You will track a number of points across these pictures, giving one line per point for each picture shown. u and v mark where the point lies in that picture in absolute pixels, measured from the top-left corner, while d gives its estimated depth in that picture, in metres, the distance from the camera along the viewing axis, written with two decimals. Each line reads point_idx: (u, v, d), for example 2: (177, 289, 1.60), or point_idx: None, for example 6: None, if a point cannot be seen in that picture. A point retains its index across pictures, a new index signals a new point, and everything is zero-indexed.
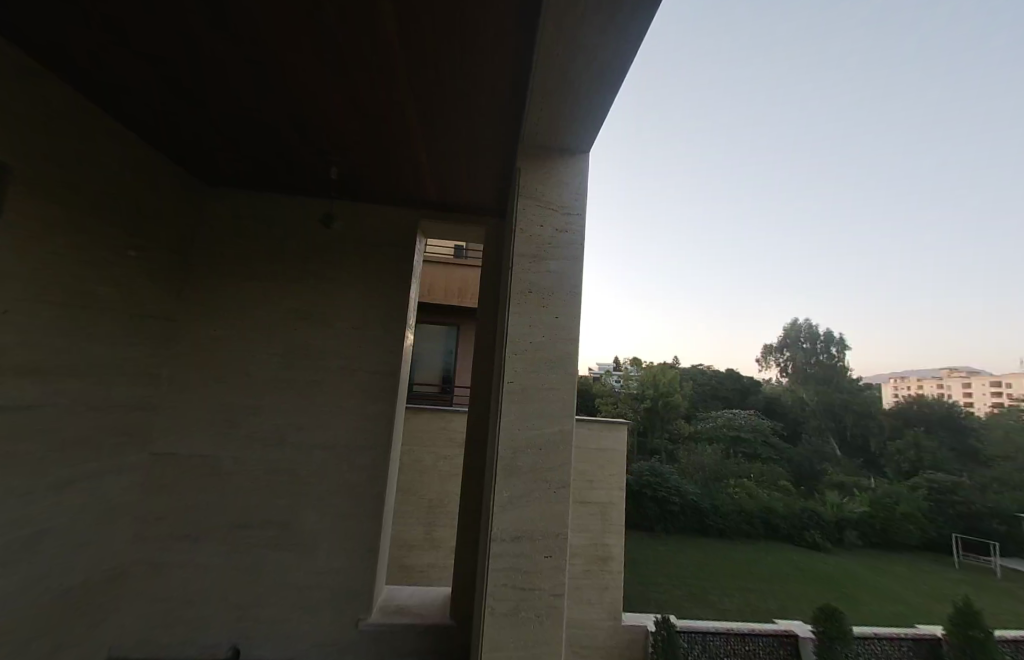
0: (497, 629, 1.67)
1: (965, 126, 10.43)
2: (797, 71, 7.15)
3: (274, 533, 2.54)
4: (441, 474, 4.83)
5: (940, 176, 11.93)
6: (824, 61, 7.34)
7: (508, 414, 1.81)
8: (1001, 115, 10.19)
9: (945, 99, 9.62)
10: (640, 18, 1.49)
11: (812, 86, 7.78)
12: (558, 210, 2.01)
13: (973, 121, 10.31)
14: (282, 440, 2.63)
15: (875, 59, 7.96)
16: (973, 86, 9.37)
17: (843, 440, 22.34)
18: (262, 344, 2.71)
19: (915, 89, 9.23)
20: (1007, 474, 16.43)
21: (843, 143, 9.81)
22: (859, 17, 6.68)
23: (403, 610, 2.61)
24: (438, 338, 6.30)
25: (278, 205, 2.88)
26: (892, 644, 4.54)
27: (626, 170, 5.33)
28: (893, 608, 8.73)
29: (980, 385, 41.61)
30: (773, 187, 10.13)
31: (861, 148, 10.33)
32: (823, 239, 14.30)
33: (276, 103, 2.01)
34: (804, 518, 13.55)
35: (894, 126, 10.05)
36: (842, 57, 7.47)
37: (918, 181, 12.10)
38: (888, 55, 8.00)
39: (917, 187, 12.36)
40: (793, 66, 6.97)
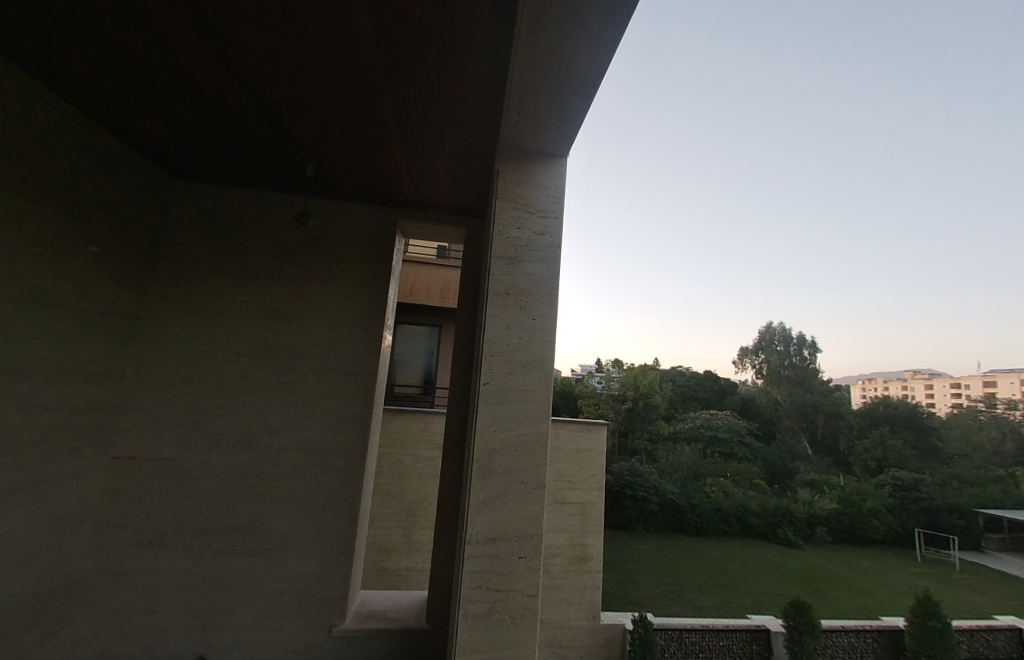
0: (470, 632, 1.67)
1: (930, 134, 10.82)
2: (770, 73, 7.29)
3: (243, 539, 2.47)
4: (420, 476, 4.77)
5: (906, 181, 12.38)
6: (795, 66, 7.53)
7: (483, 415, 1.81)
8: (962, 123, 10.62)
9: (911, 107, 9.96)
10: (613, 25, 1.52)
11: (785, 88, 7.97)
12: (534, 212, 2.02)
13: (936, 129, 10.73)
14: (251, 441, 2.56)
15: (845, 65, 8.18)
16: (937, 92, 9.74)
17: (815, 440, 23.12)
18: (233, 344, 2.64)
19: (883, 98, 9.53)
20: (964, 471, 17.26)
21: (813, 149, 10.09)
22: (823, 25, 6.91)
23: (377, 614, 2.56)
24: (419, 338, 6.23)
25: (251, 201, 2.81)
26: (857, 636, 4.67)
27: (600, 171, 5.40)
28: (859, 601, 9.06)
29: (942, 386, 44.04)
30: (744, 191, 10.45)
31: (834, 156, 10.63)
32: (797, 243, 14.72)
33: (248, 97, 1.97)
34: (777, 515, 13.91)
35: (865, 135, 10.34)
36: (815, 61, 7.65)
37: (885, 188, 12.55)
38: (857, 61, 8.24)
39: (884, 194, 12.81)
40: (760, 74, 7.19)
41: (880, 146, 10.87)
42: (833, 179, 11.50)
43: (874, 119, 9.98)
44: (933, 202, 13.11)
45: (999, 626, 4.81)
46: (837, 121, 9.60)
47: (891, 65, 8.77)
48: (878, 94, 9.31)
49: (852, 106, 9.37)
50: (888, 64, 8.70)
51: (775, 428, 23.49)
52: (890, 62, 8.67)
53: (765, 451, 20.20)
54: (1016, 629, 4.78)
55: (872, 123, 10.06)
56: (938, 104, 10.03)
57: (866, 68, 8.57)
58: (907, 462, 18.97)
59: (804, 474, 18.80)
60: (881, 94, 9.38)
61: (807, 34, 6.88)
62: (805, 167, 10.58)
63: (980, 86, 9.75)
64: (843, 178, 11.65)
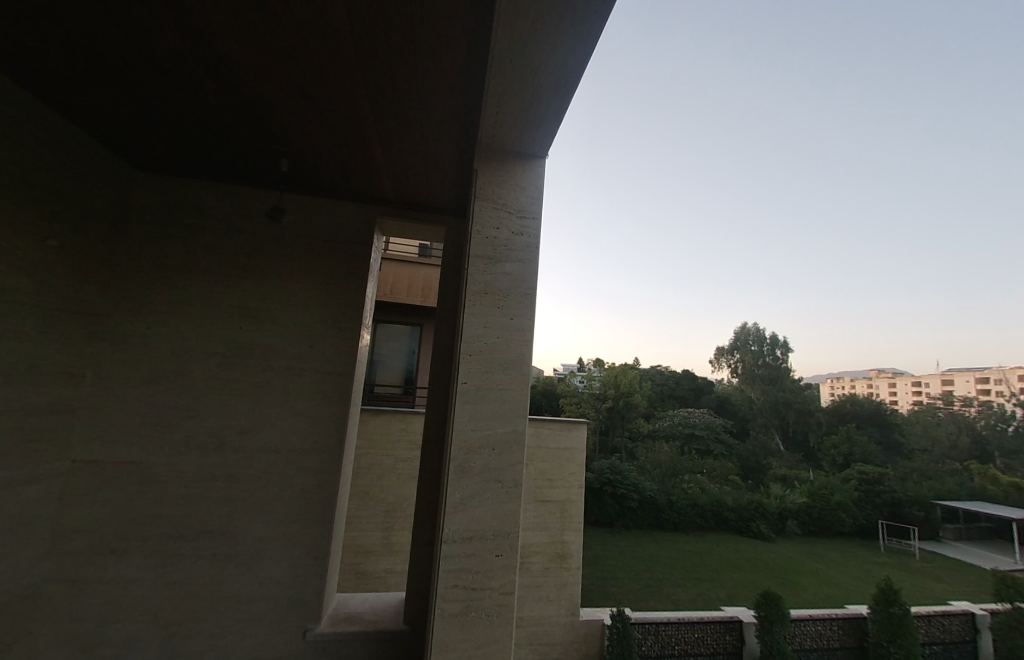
0: (446, 630, 1.67)
1: (899, 148, 11.19)
2: (743, 75, 7.47)
3: (213, 544, 2.40)
4: (399, 477, 4.71)
5: (875, 189, 12.82)
6: (768, 71, 7.73)
7: (461, 415, 1.80)
8: (928, 138, 11.03)
9: (882, 120, 10.28)
10: (590, 26, 1.54)
11: (759, 93, 8.17)
12: (512, 212, 2.02)
13: (905, 143, 11.09)
14: (222, 443, 2.49)
15: (818, 71, 8.41)
16: (906, 107, 10.09)
17: (786, 436, 23.88)
18: (202, 343, 2.56)
19: (856, 110, 9.81)
20: (925, 465, 18.10)
21: (787, 153, 10.32)
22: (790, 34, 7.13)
23: (353, 617, 2.52)
24: (399, 338, 6.16)
25: (222, 196, 2.73)
26: (825, 624, 4.82)
27: (575, 171, 5.47)
28: (826, 591, 9.39)
29: (904, 384, 46.07)
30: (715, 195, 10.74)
31: (808, 162, 10.89)
32: (771, 244, 15.16)
33: (220, 89, 1.93)
34: (751, 509, 14.29)
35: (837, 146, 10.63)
36: (785, 67, 7.88)
37: (856, 196, 12.96)
38: (830, 69, 8.49)
39: (855, 202, 13.23)
40: (730, 80, 7.39)
41: (852, 157, 11.19)
42: (806, 185, 11.81)
43: (849, 131, 10.22)
44: (896, 209, 13.69)
45: (956, 611, 4.95)
46: (813, 130, 9.84)
47: (863, 78, 9.05)
48: (851, 104, 9.59)
49: (826, 116, 9.60)
50: (859, 77, 8.99)
51: (749, 425, 24.14)
52: (861, 75, 8.96)
53: (740, 447, 20.75)
54: (970, 615, 4.94)
55: (845, 134, 10.34)
56: (906, 117, 10.37)
57: (839, 78, 8.82)
58: (871, 457, 19.79)
59: (776, 469, 19.39)
60: (854, 106, 9.65)
61: (779, 40, 7.08)
62: (776, 171, 10.93)
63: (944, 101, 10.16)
64: (816, 185, 11.98)
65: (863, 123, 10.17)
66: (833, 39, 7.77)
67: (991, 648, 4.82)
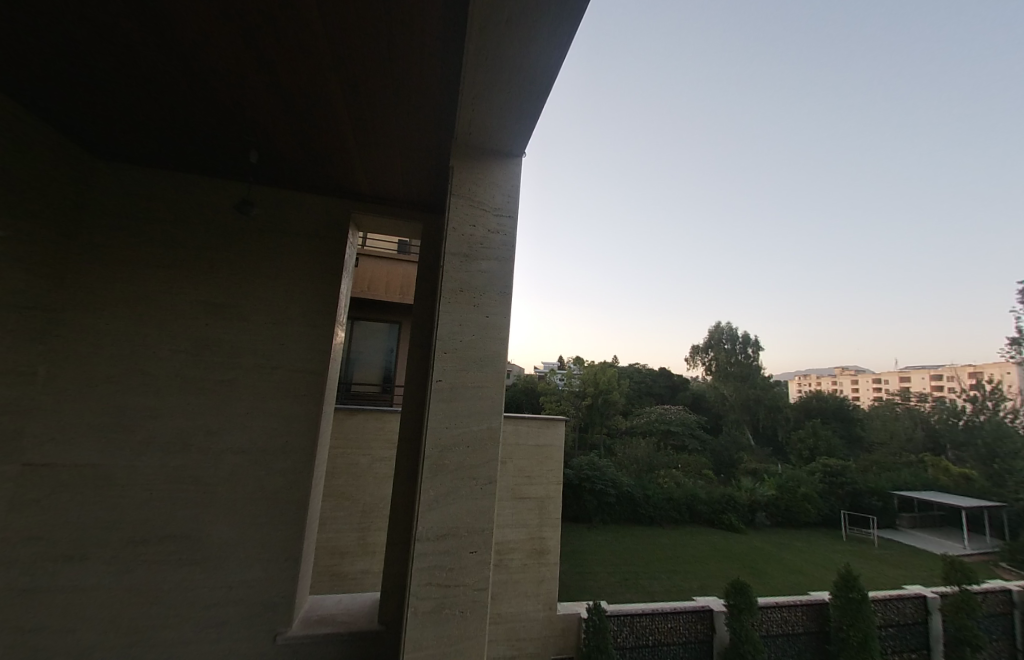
0: (419, 629, 1.66)
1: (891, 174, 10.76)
2: (728, 76, 7.30)
3: (178, 548, 2.32)
4: (376, 476, 4.63)
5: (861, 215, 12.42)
6: (752, 79, 7.61)
7: (435, 412, 1.80)
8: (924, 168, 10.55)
9: (880, 144, 9.81)
10: (564, 26, 1.57)
11: (743, 99, 8.00)
12: (488, 210, 2.02)
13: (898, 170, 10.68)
14: (187, 444, 2.41)
15: (810, 82, 8.11)
16: (905, 132, 9.59)
17: (756, 431, 24.67)
18: (165, 340, 2.46)
19: (851, 128, 9.35)
20: (884, 459, 19.06)
21: (773, 163, 10.10)
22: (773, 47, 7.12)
23: (326, 618, 2.47)
24: (377, 336, 6.05)
25: (188, 188, 2.63)
26: (791, 611, 4.84)
27: (548, 166, 5.49)
28: (792, 579, 9.77)
29: (866, 380, 48.35)
30: (696, 205, 10.88)
31: (796, 177, 10.58)
32: (752, 256, 15.03)
33: (186, 77, 1.87)
34: (723, 502, 14.68)
35: (826, 164, 10.28)
36: (767, 85, 7.92)
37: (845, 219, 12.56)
38: (826, 79, 8.12)
39: (843, 226, 12.91)
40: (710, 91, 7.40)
41: (843, 176, 10.82)
42: (792, 199, 11.51)
43: (843, 148, 9.81)
44: (882, 240, 13.36)
45: (909, 595, 4.97)
46: (802, 143, 9.55)
47: (860, 96, 8.65)
48: (846, 123, 9.17)
49: (818, 130, 9.22)
50: (856, 93, 8.58)
51: (722, 421, 24.83)
52: (857, 94, 8.59)
53: (713, 443, 21.32)
54: (922, 597, 4.95)
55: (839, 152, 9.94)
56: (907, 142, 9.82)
57: (834, 93, 8.43)
58: (835, 450, 20.70)
59: (747, 463, 20.02)
60: (848, 125, 9.23)
61: (764, 44, 6.96)
62: (760, 182, 10.72)
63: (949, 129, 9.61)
64: (804, 202, 11.67)
65: (857, 144, 9.76)
66: (824, 51, 7.54)
67: (940, 629, 4.84)
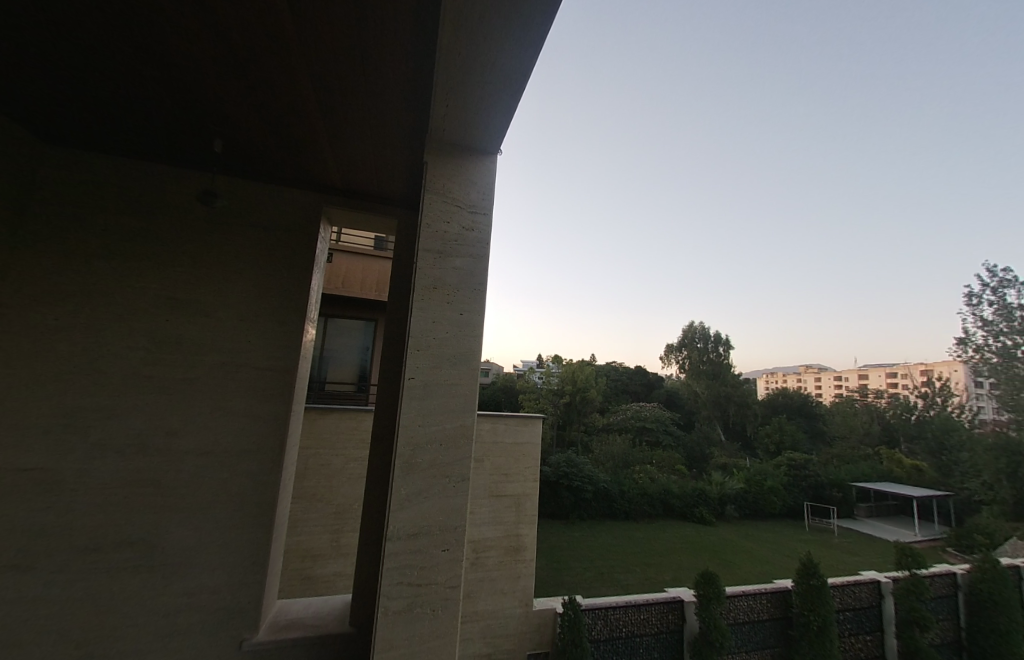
0: (390, 629, 1.64)
1: (886, 197, 10.46)
2: (713, 83, 7.15)
3: (135, 555, 2.22)
4: (349, 477, 4.48)
5: (852, 237, 12.00)
6: (740, 93, 7.49)
7: (407, 409, 1.78)
8: (922, 190, 10.19)
9: (881, 160, 9.38)
10: (537, 23, 1.57)
11: (733, 107, 7.75)
12: (463, 207, 2.01)
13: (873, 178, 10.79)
14: (146, 445, 2.31)
15: (805, 102, 7.93)
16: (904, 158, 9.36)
17: (727, 427, 25.41)
18: (121, 336, 2.34)
19: (856, 146, 8.90)
20: (844, 452, 19.99)
21: (763, 178, 9.81)
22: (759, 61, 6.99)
23: (296, 622, 2.40)
24: (351, 333, 5.91)
25: (146, 177, 2.51)
26: (756, 599, 4.99)
27: (520, 156, 5.51)
28: (760, 568, 10.13)
29: (828, 379, 50.57)
30: (678, 215, 10.90)
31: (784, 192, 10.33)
32: (732, 266, 15.03)
33: (144, 59, 1.79)
34: (695, 496, 15.07)
35: (825, 180, 9.90)
36: (757, 103, 7.79)
37: (831, 241, 12.29)
38: (821, 96, 7.83)
39: (835, 247, 12.62)
40: (693, 100, 7.33)
41: (837, 200, 10.65)
42: (778, 212, 11.26)
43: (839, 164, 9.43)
44: None
45: (864, 580, 5.20)
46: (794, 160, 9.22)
47: (862, 116, 8.28)
48: (851, 138, 8.70)
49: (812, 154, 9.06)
50: (856, 116, 8.30)
51: (694, 418, 25.47)
52: (859, 111, 8.19)
53: (685, 438, 21.87)
54: (875, 582, 5.20)
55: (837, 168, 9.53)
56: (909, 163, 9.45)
57: (835, 107, 8.08)
58: (799, 444, 21.60)
59: (717, 458, 20.61)
60: (849, 142, 8.82)
61: (752, 53, 6.79)
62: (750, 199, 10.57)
63: (960, 152, 9.14)
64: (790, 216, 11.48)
65: (859, 161, 9.35)
66: (822, 64, 7.28)
67: (892, 611, 5.12)
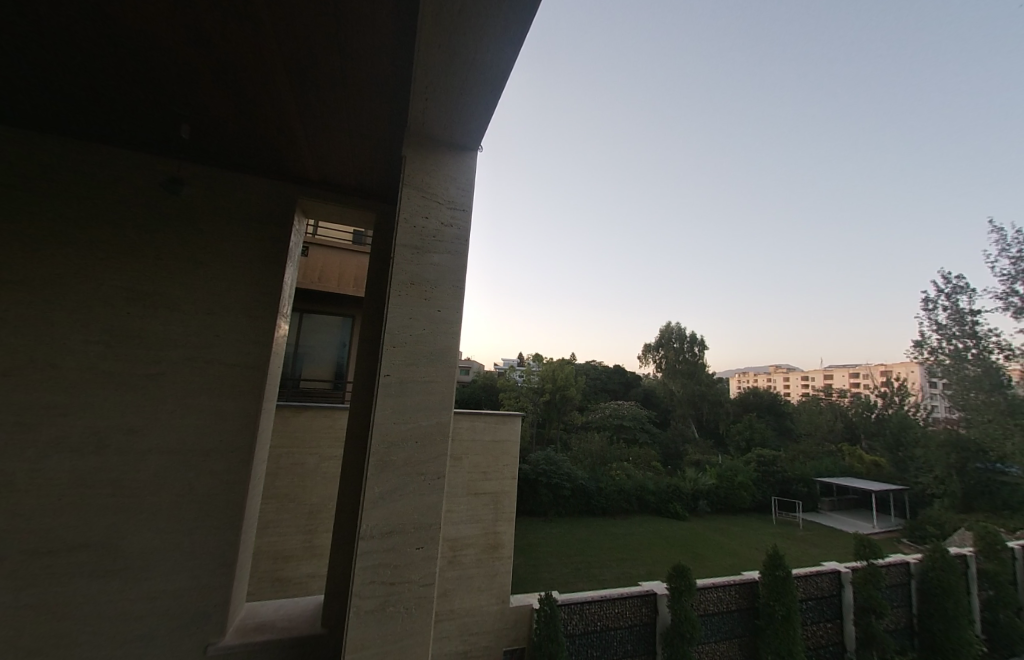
0: (362, 629, 1.62)
1: (861, 217, 10.63)
2: (699, 83, 7.20)
3: (92, 558, 2.12)
4: (324, 476, 4.33)
5: (822, 250, 12.39)
6: (724, 97, 7.54)
7: (382, 406, 1.75)
8: (905, 213, 10.24)
9: (870, 170, 9.30)
10: (518, 20, 1.58)
11: (719, 109, 7.75)
12: (442, 202, 1.99)
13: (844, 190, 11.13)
14: (105, 444, 2.20)
15: (785, 114, 8.04)
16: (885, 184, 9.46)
17: (700, 425, 26.01)
18: (78, 328, 2.23)
19: (836, 156, 9.00)
20: (810, 449, 20.80)
21: (749, 178, 9.75)
22: (745, 66, 7.04)
23: (264, 625, 2.34)
24: (328, 330, 5.78)
25: (108, 162, 2.40)
26: (725, 591, 5.12)
27: (502, 149, 5.49)
28: (730, 561, 10.44)
29: (795, 379, 52.54)
30: (658, 218, 11.05)
31: (768, 197, 10.37)
32: (708, 271, 15.35)
33: (106, 33, 1.73)
34: (669, 492, 15.41)
35: (801, 193, 10.12)
36: (740, 110, 7.86)
37: (812, 248, 12.36)
38: (807, 101, 7.81)
39: (803, 259, 13.10)
40: (679, 98, 7.37)
41: (811, 216, 10.95)
42: (759, 219, 11.34)
43: (825, 170, 9.38)
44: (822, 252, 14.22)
45: (825, 570, 5.41)
46: (776, 164, 9.30)
47: (845, 129, 8.32)
48: (830, 149, 8.79)
49: (789, 164, 9.28)
50: (837, 130, 8.40)
51: (670, 416, 26.00)
52: (852, 115, 8.06)
53: (661, 436, 22.30)
54: (836, 572, 5.42)
55: (816, 179, 9.63)
56: (895, 177, 9.46)
57: (818, 122, 8.17)
58: (767, 441, 22.36)
59: (691, 454, 21.09)
60: (839, 147, 8.77)
61: (737, 57, 6.83)
62: (727, 207, 10.78)
63: (956, 164, 9.01)
64: (772, 224, 11.53)
65: (837, 176, 9.49)
66: (816, 66, 7.18)
67: (852, 599, 5.33)
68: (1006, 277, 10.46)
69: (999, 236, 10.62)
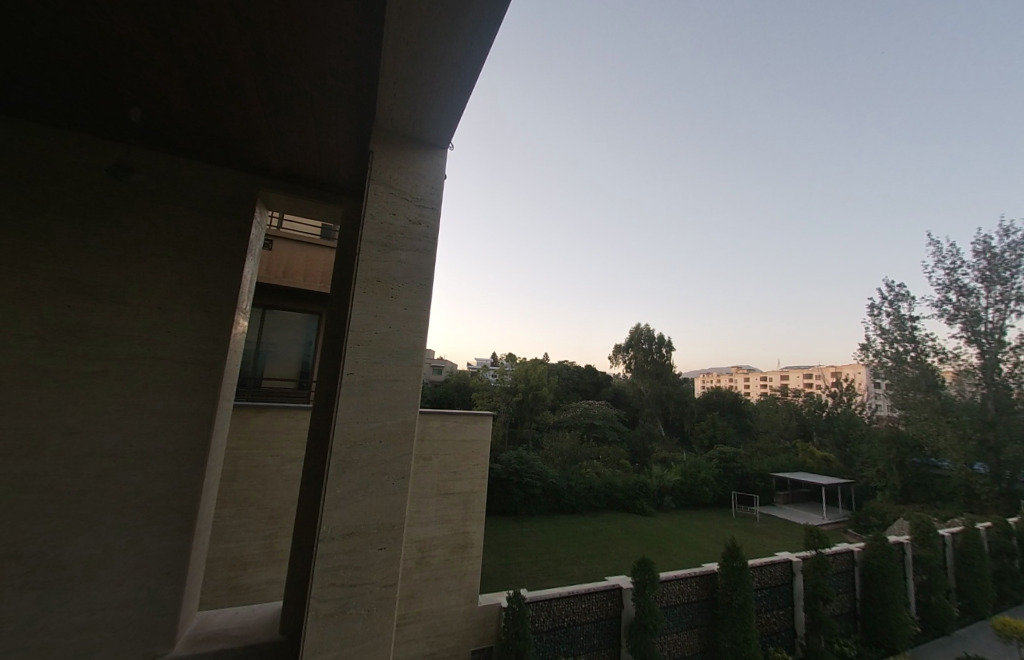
0: (320, 631, 1.59)
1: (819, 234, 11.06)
2: (671, 88, 7.22)
3: (24, 569, 1.99)
4: (286, 479, 4.18)
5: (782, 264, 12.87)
6: (696, 103, 7.57)
7: (345, 407, 1.71)
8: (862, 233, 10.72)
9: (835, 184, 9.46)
10: (487, 22, 1.59)
11: (689, 116, 7.83)
12: (410, 200, 1.97)
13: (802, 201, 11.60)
14: (41, 447, 2.06)
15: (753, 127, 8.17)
16: (844, 201, 9.81)
17: (667, 424, 26.73)
18: (9, 321, 2.07)
19: (800, 175, 9.28)
20: (768, 446, 21.76)
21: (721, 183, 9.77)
22: (716, 73, 7.08)
23: (217, 634, 2.23)
24: (293, 328, 5.60)
25: (48, 145, 2.24)
26: (686, 583, 5.29)
27: (474, 144, 5.40)
28: (692, 555, 10.78)
29: (754, 380, 54.84)
30: (628, 221, 11.22)
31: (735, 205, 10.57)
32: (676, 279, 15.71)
33: (46, 5, 1.62)
34: (636, 489, 15.76)
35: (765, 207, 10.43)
36: (710, 120, 7.92)
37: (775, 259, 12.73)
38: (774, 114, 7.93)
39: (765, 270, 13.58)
40: (650, 100, 7.37)
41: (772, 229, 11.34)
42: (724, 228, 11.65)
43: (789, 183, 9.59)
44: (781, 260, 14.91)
45: (778, 560, 5.70)
46: (746, 174, 9.36)
47: (809, 145, 8.54)
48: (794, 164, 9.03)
49: (755, 179, 9.53)
50: (802, 147, 8.60)
51: (638, 415, 26.61)
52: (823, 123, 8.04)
53: (629, 434, 22.78)
54: (788, 562, 5.71)
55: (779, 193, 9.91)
56: (854, 201, 9.78)
57: (781, 136, 8.35)
58: (728, 438, 23.22)
59: (657, 452, 21.66)
60: (808, 160, 8.89)
61: (706, 63, 6.86)
62: (694, 214, 11.02)
63: (915, 185, 9.30)
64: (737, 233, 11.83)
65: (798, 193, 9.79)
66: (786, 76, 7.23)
67: (802, 587, 5.62)
68: (942, 287, 11.44)
69: (937, 249, 11.63)
